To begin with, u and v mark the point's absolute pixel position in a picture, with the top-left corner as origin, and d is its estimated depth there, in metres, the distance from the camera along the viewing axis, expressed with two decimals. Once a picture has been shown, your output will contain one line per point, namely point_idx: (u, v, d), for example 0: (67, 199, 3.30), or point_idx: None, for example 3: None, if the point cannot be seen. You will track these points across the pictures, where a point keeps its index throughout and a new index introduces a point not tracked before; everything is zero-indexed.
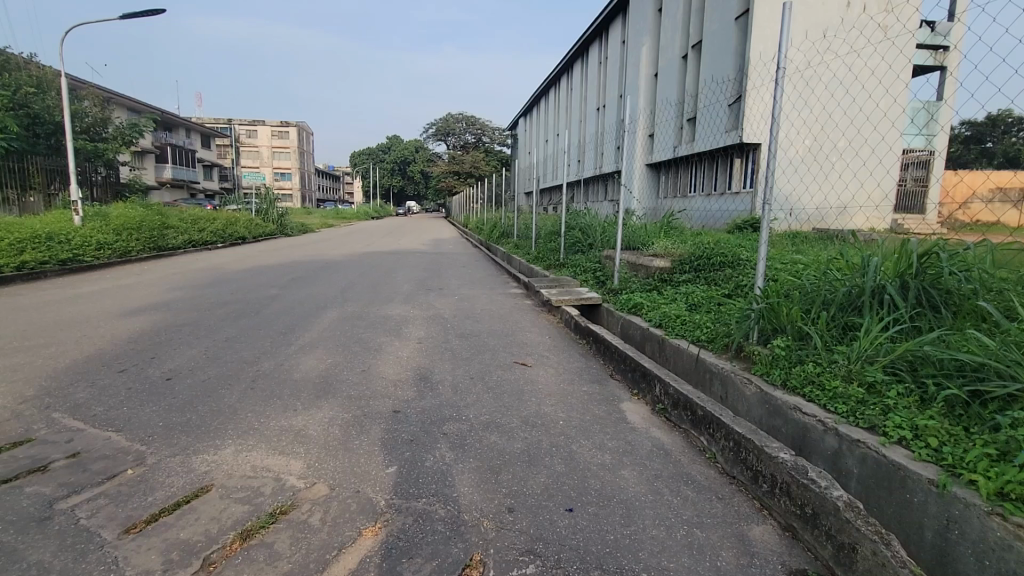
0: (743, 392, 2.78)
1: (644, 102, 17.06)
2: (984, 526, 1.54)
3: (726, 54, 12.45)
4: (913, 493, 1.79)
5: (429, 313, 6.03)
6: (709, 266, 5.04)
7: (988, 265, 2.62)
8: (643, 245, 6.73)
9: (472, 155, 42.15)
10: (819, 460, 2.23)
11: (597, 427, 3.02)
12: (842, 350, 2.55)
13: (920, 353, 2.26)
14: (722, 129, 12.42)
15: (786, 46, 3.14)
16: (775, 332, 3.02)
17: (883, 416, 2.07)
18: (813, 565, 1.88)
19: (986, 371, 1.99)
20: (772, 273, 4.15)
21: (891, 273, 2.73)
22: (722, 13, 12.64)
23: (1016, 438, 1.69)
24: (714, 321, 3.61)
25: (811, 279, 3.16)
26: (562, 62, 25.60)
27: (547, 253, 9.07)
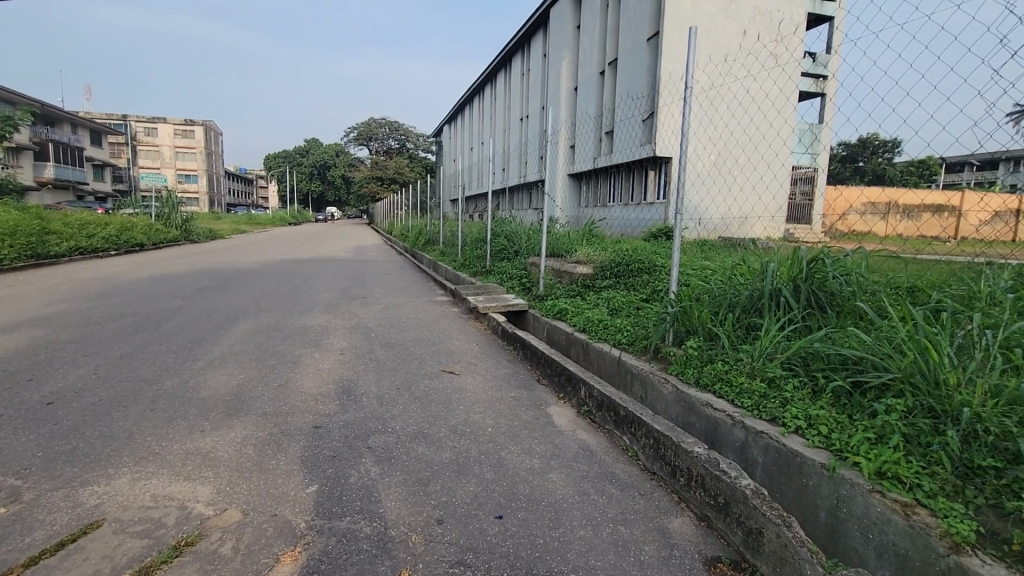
0: (660, 391, 2.94)
1: (565, 114, 17.64)
2: (867, 503, 1.74)
3: (640, 72, 13.20)
4: (809, 478, 1.98)
5: (352, 322, 5.83)
6: (628, 272, 5.29)
7: (864, 270, 2.96)
8: (567, 253, 6.95)
9: (395, 161, 41.39)
10: (729, 451, 2.41)
11: (525, 432, 3.06)
12: (746, 348, 2.78)
13: (811, 349, 2.51)
14: (637, 142, 13.07)
15: (693, 69, 3.33)
16: (688, 333, 3.21)
17: (783, 408, 2.28)
18: (725, 552, 2.02)
19: (865, 364, 2.25)
20: (684, 278, 4.44)
21: (786, 278, 3.01)
22: (635, 33, 13.41)
23: (890, 423, 1.92)
24: (634, 324, 3.79)
25: (718, 283, 3.42)
26: (485, 72, 25.90)
27: (473, 260, 9.08)
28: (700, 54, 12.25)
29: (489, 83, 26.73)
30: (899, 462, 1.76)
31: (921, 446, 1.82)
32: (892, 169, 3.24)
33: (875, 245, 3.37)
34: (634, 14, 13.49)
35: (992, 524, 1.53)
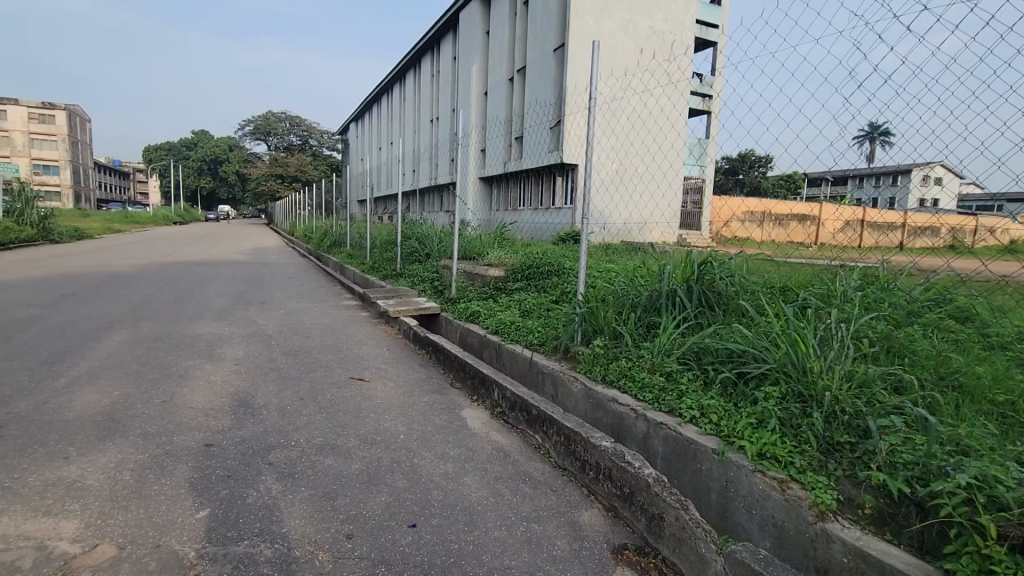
0: (570, 389, 3.06)
1: (475, 118, 17.72)
2: (751, 482, 1.94)
3: (547, 80, 13.64)
4: (702, 463, 2.16)
5: (249, 330, 5.41)
6: (539, 275, 5.43)
7: (746, 272, 3.29)
8: (479, 255, 6.98)
9: (297, 158, 39.11)
10: (633, 443, 2.56)
11: (438, 436, 3.03)
12: (647, 345, 2.97)
13: (703, 344, 2.74)
14: (545, 149, 13.46)
15: (596, 81, 3.49)
16: (595, 333, 3.37)
17: (679, 400, 2.46)
18: (631, 539, 2.14)
19: (748, 356, 2.51)
20: (591, 280, 4.65)
21: (680, 279, 3.26)
22: (542, 43, 13.85)
23: (768, 409, 2.15)
24: (545, 325, 3.90)
25: (621, 285, 3.62)
26: (393, 70, 25.32)
27: (383, 262, 8.82)
28: (603, 67, 12.93)
29: (398, 82, 26.15)
30: (776, 443, 1.98)
31: (793, 427, 2.06)
32: (766, 182, 3.63)
33: (755, 250, 3.76)
34: (540, 25, 13.93)
35: (847, 491, 1.77)
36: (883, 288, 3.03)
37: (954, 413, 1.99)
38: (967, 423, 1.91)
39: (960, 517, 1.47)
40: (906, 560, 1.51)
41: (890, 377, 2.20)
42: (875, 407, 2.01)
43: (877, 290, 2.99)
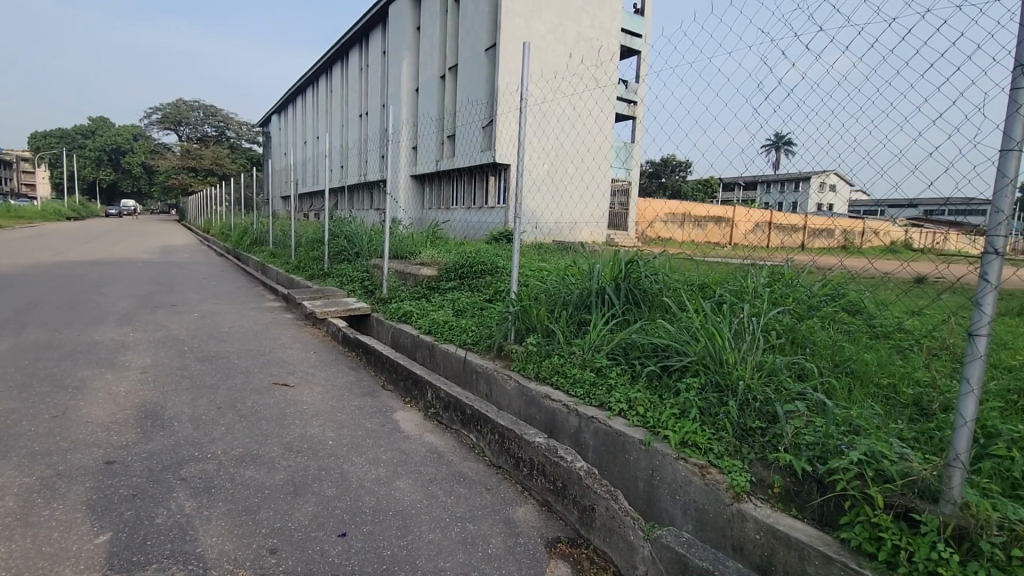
0: (504, 387, 3.08)
1: (406, 114, 17.38)
2: (674, 470, 2.04)
3: (478, 79, 13.64)
4: (630, 454, 2.25)
5: (157, 335, 4.98)
6: (472, 274, 5.41)
7: (669, 270, 3.46)
8: (411, 254, 6.85)
9: (212, 151, 36.52)
10: (565, 438, 2.62)
11: (370, 441, 2.94)
12: (578, 342, 3.04)
13: (630, 340, 2.85)
14: (477, 148, 13.44)
15: (527, 82, 3.53)
16: (528, 331, 3.41)
17: (608, 394, 2.55)
18: (564, 532, 2.19)
19: (671, 349, 2.64)
20: (524, 278, 4.70)
21: (609, 277, 3.38)
22: (473, 42, 13.83)
23: (690, 399, 2.28)
24: (478, 324, 3.90)
25: (553, 283, 3.69)
26: (318, 62, 24.28)
27: (309, 262, 8.43)
28: (533, 69, 13.13)
29: (323, 74, 25.10)
30: (696, 432, 2.10)
31: (711, 415, 2.19)
32: (686, 186, 3.84)
33: (676, 250, 3.97)
34: (472, 23, 13.90)
35: (759, 473, 1.91)
36: (787, 284, 3.31)
37: (846, 395, 2.21)
38: (858, 405, 2.12)
39: (853, 489, 1.63)
40: (809, 532, 1.66)
41: (794, 366, 2.40)
42: (782, 394, 2.18)
43: (783, 286, 3.26)
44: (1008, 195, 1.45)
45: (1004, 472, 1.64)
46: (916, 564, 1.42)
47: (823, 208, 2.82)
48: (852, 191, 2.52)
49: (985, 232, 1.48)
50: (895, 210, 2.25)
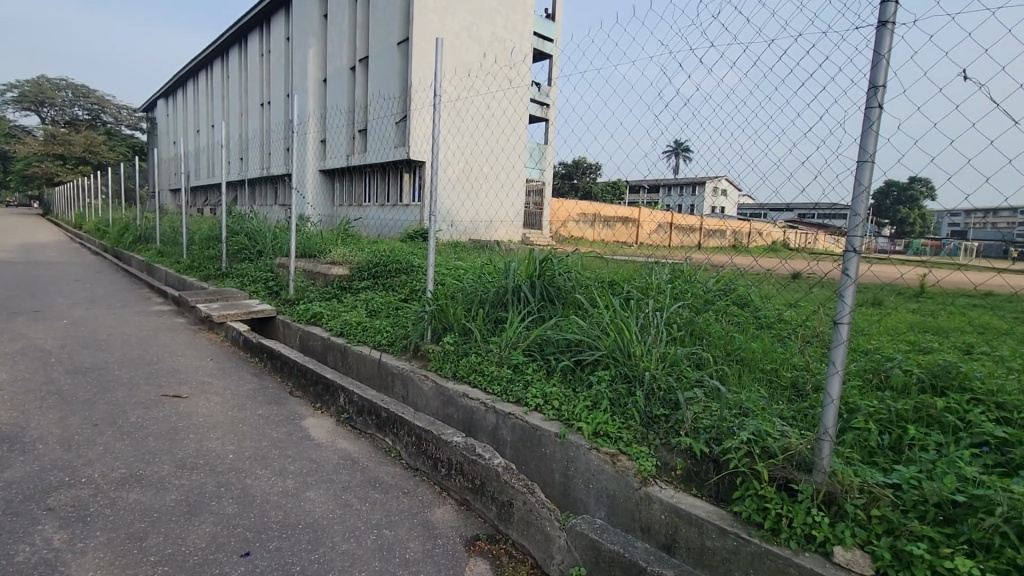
0: (421, 388, 3.03)
1: (313, 106, 16.50)
2: (588, 459, 2.13)
3: (391, 74, 13.28)
4: (546, 447, 2.31)
5: (15, 346, 4.32)
6: (386, 273, 5.26)
7: (581, 268, 3.59)
8: (320, 253, 6.52)
9: (84, 136, 32.36)
10: (483, 435, 2.64)
11: (276, 451, 2.76)
12: (495, 340, 3.06)
13: (545, 336, 2.92)
14: (390, 144, 13.10)
15: (442, 80, 3.50)
16: (444, 330, 3.37)
17: (525, 389, 2.60)
18: (482, 529, 2.20)
19: (584, 344, 2.74)
20: (440, 278, 4.65)
21: (524, 275, 3.44)
22: (385, 35, 13.44)
23: (601, 391, 2.38)
24: (393, 325, 3.80)
25: (470, 282, 3.69)
26: (212, 44, 22.34)
27: (203, 261, 7.73)
28: (447, 66, 13.02)
29: (219, 58, 23.13)
30: (607, 422, 2.20)
31: (621, 405, 2.31)
32: (596, 187, 4.00)
33: (587, 249, 4.13)
34: (383, 16, 13.51)
35: (663, 457, 2.04)
36: (687, 281, 3.57)
37: (737, 381, 2.43)
38: (746, 389, 2.34)
39: (743, 466, 1.79)
40: (707, 508, 1.81)
41: (693, 356, 2.60)
42: (683, 382, 2.35)
43: (683, 283, 3.51)
44: (864, 202, 1.67)
45: (862, 441, 1.88)
46: (795, 529, 1.59)
47: (716, 211, 3.06)
48: (740, 195, 2.76)
49: (846, 234, 1.68)
50: (775, 212, 2.50)
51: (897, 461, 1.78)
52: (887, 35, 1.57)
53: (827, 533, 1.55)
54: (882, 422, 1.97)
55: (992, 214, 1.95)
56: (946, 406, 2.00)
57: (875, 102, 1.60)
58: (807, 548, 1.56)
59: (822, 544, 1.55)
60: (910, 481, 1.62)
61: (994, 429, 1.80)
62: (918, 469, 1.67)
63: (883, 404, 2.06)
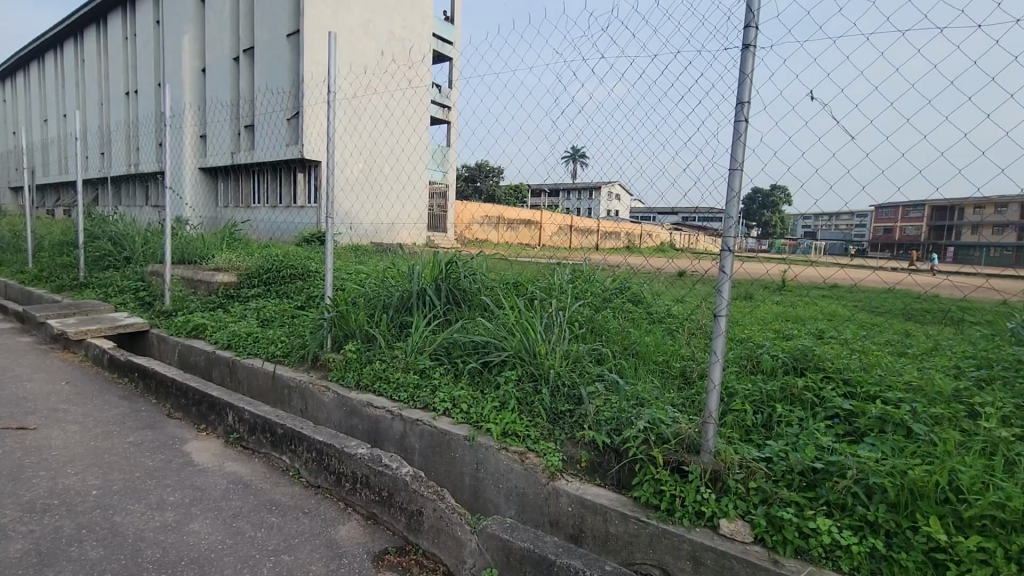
0: (321, 400, 2.87)
1: (189, 97, 15.00)
2: (497, 460, 2.14)
3: (280, 67, 12.46)
4: (455, 451, 2.29)
5: None
6: (280, 279, 4.91)
7: (485, 270, 3.61)
8: (201, 259, 5.93)
9: None
10: (390, 444, 2.55)
11: (151, 482, 2.46)
12: (400, 345, 2.98)
13: (452, 339, 2.89)
14: (281, 142, 12.28)
15: (334, 73, 3.29)
16: (346, 337, 3.22)
17: (433, 394, 2.56)
18: (391, 542, 2.13)
19: (490, 345, 2.75)
20: (339, 283, 4.43)
21: (429, 278, 3.38)
22: (273, 26, 12.59)
23: (509, 391, 2.41)
24: (288, 334, 3.56)
25: (372, 287, 3.55)
26: (61, 22, 19.48)
27: (54, 270, 6.70)
28: (342, 62, 12.48)
29: (69, 37, 20.22)
30: (515, 421, 2.23)
31: (528, 404, 2.35)
32: (498, 190, 4.05)
33: (491, 251, 4.16)
34: (270, 5, 12.64)
35: (569, 451, 2.11)
36: (586, 280, 3.74)
37: (634, 373, 2.58)
38: (642, 380, 2.49)
39: (641, 453, 1.91)
40: (609, 497, 1.90)
41: (594, 352, 2.72)
42: (586, 377, 2.45)
43: (583, 282, 3.67)
44: (736, 206, 1.85)
45: (741, 422, 2.09)
46: (688, 507, 1.72)
47: (611, 214, 3.23)
48: (632, 200, 2.94)
49: (722, 234, 1.86)
50: (662, 216, 2.69)
51: (768, 437, 2.00)
52: (750, 58, 1.76)
53: (714, 508, 1.70)
54: (756, 402, 2.20)
55: (835, 217, 2.25)
56: (805, 384, 2.28)
57: (743, 116, 1.79)
58: (698, 524, 1.69)
59: (710, 519, 1.69)
60: (779, 453, 1.82)
61: (841, 402, 2.09)
62: (785, 443, 1.89)
63: (756, 387, 2.31)
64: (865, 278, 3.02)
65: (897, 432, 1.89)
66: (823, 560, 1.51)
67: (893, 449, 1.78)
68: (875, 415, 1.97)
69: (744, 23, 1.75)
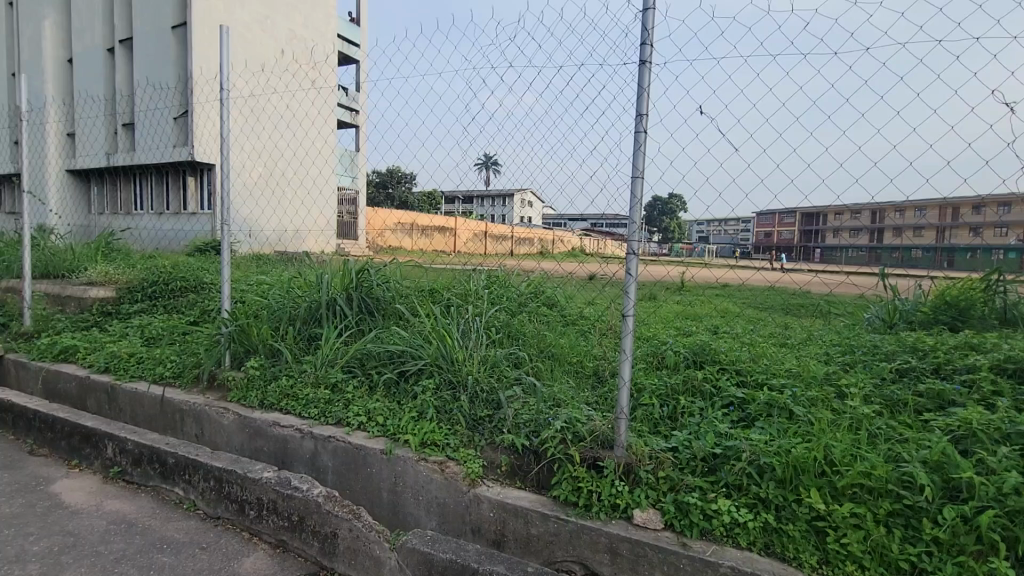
0: (220, 423, 2.63)
1: (53, 89, 13.25)
2: (417, 471, 2.10)
3: (165, 61, 11.38)
4: (371, 466, 2.21)
5: None
6: (168, 293, 4.45)
7: (399, 278, 3.52)
8: (71, 272, 5.23)
9: None
10: (300, 465, 2.40)
11: (8, 532, 2.12)
12: (309, 359, 2.81)
13: (365, 350, 2.77)
14: (168, 142, 11.19)
15: (228, 71, 3.05)
16: (247, 353, 2.98)
17: (346, 409, 2.44)
18: (303, 570, 2.00)
19: (406, 355, 2.68)
20: (239, 295, 4.12)
21: (339, 287, 3.22)
22: (156, 16, 11.49)
23: (427, 401, 2.36)
24: (180, 352, 3.24)
25: (276, 299, 3.33)
26: None
27: None
28: (237, 59, 11.66)
29: None
30: (433, 431, 2.20)
31: (446, 412, 2.32)
32: (412, 196, 3.99)
33: (405, 258, 4.08)
34: None
35: (489, 456, 2.11)
36: (502, 286, 3.78)
37: (551, 375, 2.64)
38: (558, 382, 2.56)
39: (559, 453, 1.95)
40: (529, 498, 1.92)
41: (511, 356, 2.74)
42: (504, 381, 2.47)
43: (498, 287, 3.71)
44: (638, 211, 1.97)
45: (650, 415, 2.22)
46: (604, 501, 1.79)
47: (524, 220, 3.29)
48: (544, 207, 3.02)
49: (627, 239, 1.95)
50: (573, 222, 2.78)
51: (674, 428, 2.13)
52: (647, 73, 1.88)
53: (628, 499, 1.78)
54: (662, 396, 2.35)
55: (725, 222, 2.46)
56: (704, 377, 2.46)
57: (642, 127, 1.90)
58: (613, 516, 1.76)
59: (624, 510, 1.77)
60: (684, 442, 1.95)
61: (735, 391, 2.29)
62: (689, 432, 2.03)
63: (661, 381, 2.46)
64: (752, 278, 3.32)
65: (783, 415, 2.10)
66: (724, 538, 1.64)
67: (779, 430, 1.97)
68: (763, 401, 2.18)
69: (640, 41, 1.86)
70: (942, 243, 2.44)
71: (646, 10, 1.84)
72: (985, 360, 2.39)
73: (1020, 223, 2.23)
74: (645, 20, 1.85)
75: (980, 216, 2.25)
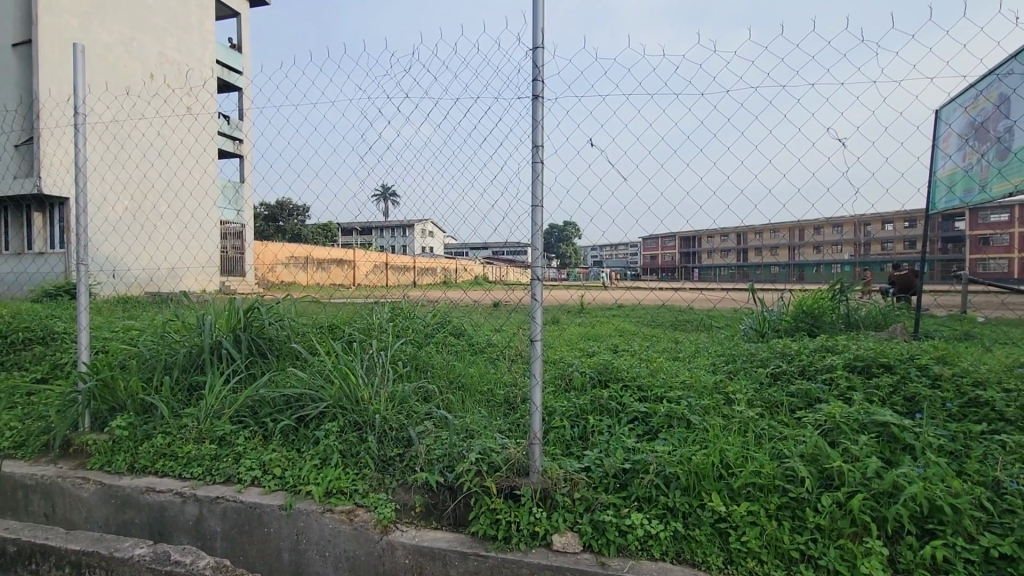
0: (77, 497, 2.24)
1: None
2: (322, 524, 1.93)
3: (5, 83, 9.99)
4: (270, 525, 1.99)
5: None
6: (6, 348, 3.77)
7: (294, 315, 3.30)
8: None
9: None
10: (180, 535, 2.10)
11: None
12: (190, 411, 2.50)
13: (257, 396, 2.53)
14: (8, 173, 9.70)
15: (86, 94, 2.72)
16: (111, 412, 2.58)
17: (236, 464, 2.20)
18: None
19: (304, 398, 2.48)
20: (100, 343, 3.60)
21: (225, 329, 2.93)
22: None
23: (331, 446, 2.20)
24: (23, 416, 2.74)
25: (149, 346, 2.97)
26: None
27: None
28: (97, 81, 10.50)
29: None
30: (339, 477, 2.06)
31: (352, 455, 2.18)
32: (306, 229, 3.79)
33: (300, 294, 3.87)
34: None
35: (401, 498, 2.01)
36: (406, 317, 3.69)
37: (461, 407, 2.59)
38: (469, 413, 2.51)
39: (475, 485, 1.90)
40: (447, 538, 1.85)
41: (419, 390, 2.66)
42: (413, 417, 2.36)
43: (403, 320, 3.61)
44: (539, 238, 2.02)
45: (562, 437, 2.25)
46: (523, 530, 1.76)
47: (427, 249, 3.29)
48: (444, 237, 3.00)
49: (531, 266, 1.98)
50: (474, 251, 2.79)
51: (585, 448, 2.17)
52: (541, 107, 1.97)
53: (546, 525, 1.77)
54: (571, 417, 2.40)
55: (616, 247, 2.63)
56: (609, 395, 2.56)
57: (538, 158, 1.98)
58: (534, 545, 1.74)
59: (543, 537, 1.76)
60: (596, 461, 2.00)
61: (638, 406, 2.40)
62: (600, 450, 2.08)
63: (570, 403, 2.51)
64: (645, 298, 3.54)
65: (682, 425, 2.23)
66: (640, 551, 1.69)
67: (680, 440, 2.09)
68: (664, 414, 2.31)
69: (532, 77, 1.95)
70: (795, 261, 2.79)
71: (536, 49, 1.94)
72: (839, 360, 2.74)
73: (851, 241, 2.63)
74: (536, 58, 1.95)
75: (826, 238, 2.59)
